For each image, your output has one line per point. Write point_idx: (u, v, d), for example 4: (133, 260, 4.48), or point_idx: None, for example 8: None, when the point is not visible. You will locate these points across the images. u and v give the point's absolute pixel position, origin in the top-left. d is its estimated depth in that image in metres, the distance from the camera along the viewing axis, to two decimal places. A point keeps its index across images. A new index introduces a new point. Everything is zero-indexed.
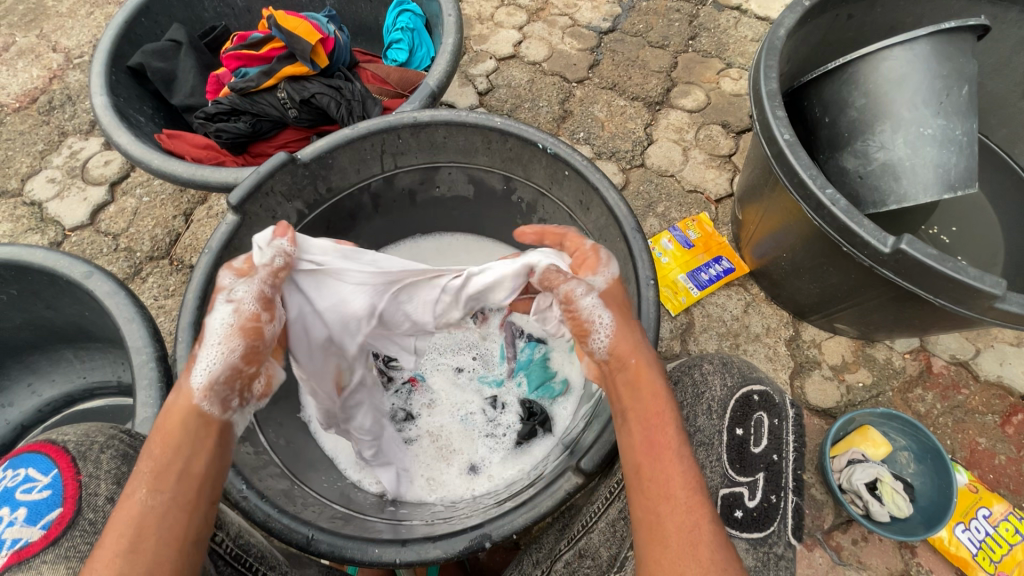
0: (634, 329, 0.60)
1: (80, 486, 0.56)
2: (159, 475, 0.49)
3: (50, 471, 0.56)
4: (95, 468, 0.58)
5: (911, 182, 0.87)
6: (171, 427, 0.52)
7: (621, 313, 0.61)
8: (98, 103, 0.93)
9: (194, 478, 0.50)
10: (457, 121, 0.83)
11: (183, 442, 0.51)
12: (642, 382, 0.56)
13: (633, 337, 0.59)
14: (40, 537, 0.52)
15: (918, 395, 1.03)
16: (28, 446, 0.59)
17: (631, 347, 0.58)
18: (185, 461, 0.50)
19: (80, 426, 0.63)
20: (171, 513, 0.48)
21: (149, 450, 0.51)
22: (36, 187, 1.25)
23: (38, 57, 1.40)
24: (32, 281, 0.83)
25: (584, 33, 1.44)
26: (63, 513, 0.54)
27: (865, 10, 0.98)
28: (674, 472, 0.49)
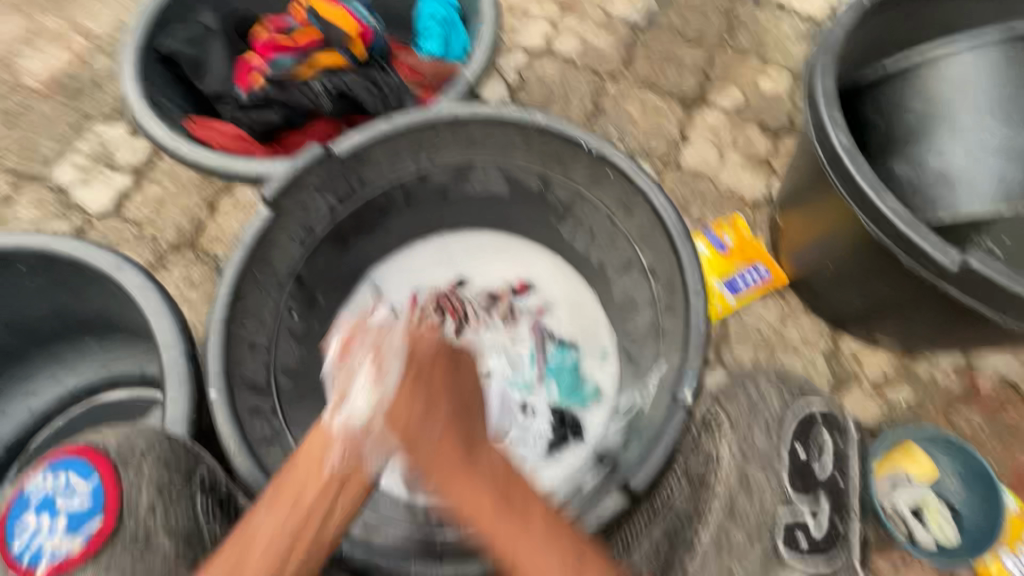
0: (421, 412, 0.52)
1: (120, 497, 0.54)
2: (276, 498, 0.47)
3: (90, 479, 0.53)
4: (136, 476, 0.55)
5: (967, 194, 0.81)
6: (304, 453, 0.50)
7: (420, 399, 0.53)
8: (129, 92, 0.95)
9: (307, 505, 0.47)
10: (497, 118, 0.81)
11: (308, 470, 0.49)
12: (446, 455, 0.49)
13: (429, 421, 0.52)
14: (80, 550, 0.51)
15: (963, 414, 0.99)
16: (71, 445, 0.57)
17: (412, 427, 0.51)
18: (301, 490, 0.47)
19: (121, 428, 0.60)
20: (277, 542, 0.45)
21: (287, 466, 0.50)
22: (61, 172, 1.24)
23: (65, 41, 1.39)
24: (61, 270, 0.81)
25: (618, 27, 1.40)
26: (103, 524, 0.52)
27: (924, 9, 0.93)
28: (535, 559, 0.43)
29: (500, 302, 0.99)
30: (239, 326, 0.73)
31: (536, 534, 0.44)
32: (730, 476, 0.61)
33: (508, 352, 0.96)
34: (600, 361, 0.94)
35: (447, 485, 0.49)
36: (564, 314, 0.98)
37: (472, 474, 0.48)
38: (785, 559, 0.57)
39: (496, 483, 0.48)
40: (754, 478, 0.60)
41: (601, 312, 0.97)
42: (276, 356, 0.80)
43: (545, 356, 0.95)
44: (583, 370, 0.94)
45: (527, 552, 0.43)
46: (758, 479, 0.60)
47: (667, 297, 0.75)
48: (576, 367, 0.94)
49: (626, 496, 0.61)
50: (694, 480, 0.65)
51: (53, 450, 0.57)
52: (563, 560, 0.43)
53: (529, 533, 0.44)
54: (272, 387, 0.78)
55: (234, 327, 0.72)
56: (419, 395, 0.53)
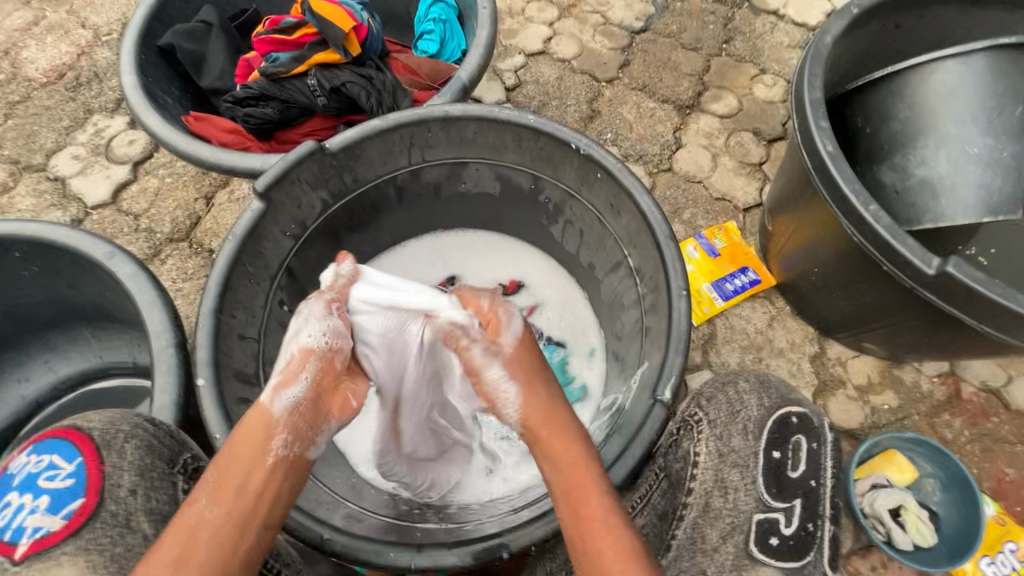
0: (539, 384, 0.60)
1: (104, 476, 0.55)
2: (220, 488, 0.50)
3: (75, 459, 0.55)
4: (118, 458, 0.56)
5: (949, 201, 0.84)
6: (244, 440, 0.53)
7: (534, 374, 0.61)
8: (126, 83, 0.93)
9: (253, 492, 0.51)
10: (488, 117, 0.81)
11: (247, 460, 0.52)
12: (552, 420, 0.57)
13: (542, 388, 0.60)
14: (62, 527, 0.51)
15: (945, 420, 1.00)
16: (54, 430, 0.58)
17: (529, 391, 0.59)
18: (244, 477, 0.51)
19: (105, 412, 0.61)
20: (226, 529, 0.49)
21: (219, 463, 0.52)
22: (60, 162, 1.25)
23: (67, 33, 1.40)
24: (56, 259, 0.83)
25: (615, 31, 1.41)
26: (85, 503, 0.53)
27: (914, 20, 0.94)
28: (609, 520, 0.50)
29: None
30: (230, 317, 0.74)
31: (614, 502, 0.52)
32: (707, 475, 0.62)
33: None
34: (588, 360, 0.95)
35: (547, 443, 0.56)
36: (553, 313, 0.99)
37: (567, 438, 0.56)
38: (756, 559, 0.56)
39: (585, 452, 0.55)
40: (730, 478, 0.61)
41: (591, 313, 0.98)
42: (265, 347, 0.81)
43: None
44: (571, 368, 0.95)
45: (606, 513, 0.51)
46: (734, 480, 0.61)
47: (652, 297, 0.76)
48: (563, 365, 0.95)
49: None
50: (674, 481, 0.67)
51: (35, 436, 0.57)
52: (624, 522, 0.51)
53: (605, 497, 0.52)
54: (261, 378, 0.79)
55: (224, 318, 0.72)
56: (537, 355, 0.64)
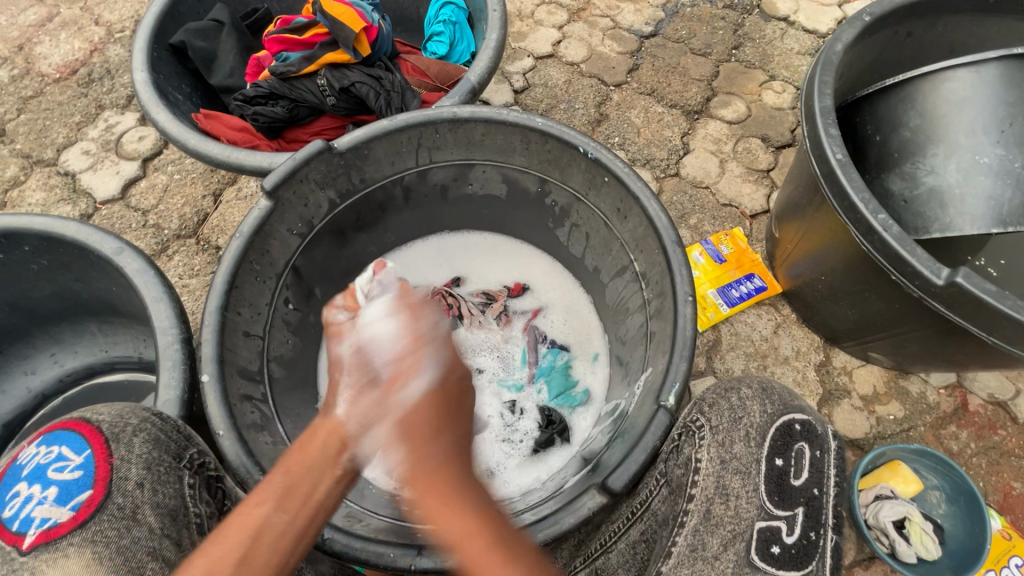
0: (435, 428, 0.47)
1: (111, 469, 0.55)
2: (288, 493, 0.46)
3: (84, 451, 0.55)
4: (126, 451, 0.57)
5: (958, 212, 0.83)
6: (312, 446, 0.49)
7: (436, 419, 0.48)
8: (138, 80, 0.94)
9: (318, 504, 0.47)
10: (496, 119, 0.81)
11: (315, 465, 0.48)
12: (441, 487, 0.44)
13: (439, 439, 0.47)
14: (69, 519, 0.51)
15: (952, 432, 0.99)
16: (64, 421, 0.59)
17: (420, 445, 0.46)
18: (315, 485, 0.47)
19: (115, 404, 0.62)
20: (288, 539, 0.45)
21: (288, 458, 0.49)
22: (71, 157, 1.26)
23: (80, 29, 1.41)
24: (65, 253, 0.83)
25: (625, 35, 1.41)
26: (93, 495, 0.53)
27: (926, 28, 0.94)
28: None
29: (495, 302, 1.00)
30: (235, 315, 0.74)
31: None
32: (709, 482, 0.61)
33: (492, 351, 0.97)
34: (591, 364, 0.95)
35: (435, 517, 0.43)
36: (557, 317, 0.99)
37: (454, 504, 0.43)
38: (757, 566, 0.57)
39: (481, 524, 0.43)
40: (731, 486, 0.61)
41: (595, 317, 0.98)
42: (269, 345, 0.81)
43: (538, 358, 0.96)
44: (573, 372, 0.95)
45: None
46: (735, 487, 0.61)
47: (657, 303, 0.76)
48: (567, 369, 0.95)
49: (605, 495, 0.62)
50: (675, 487, 0.65)
51: (42, 428, 0.58)
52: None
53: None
54: (265, 376, 0.79)
55: (230, 316, 0.72)
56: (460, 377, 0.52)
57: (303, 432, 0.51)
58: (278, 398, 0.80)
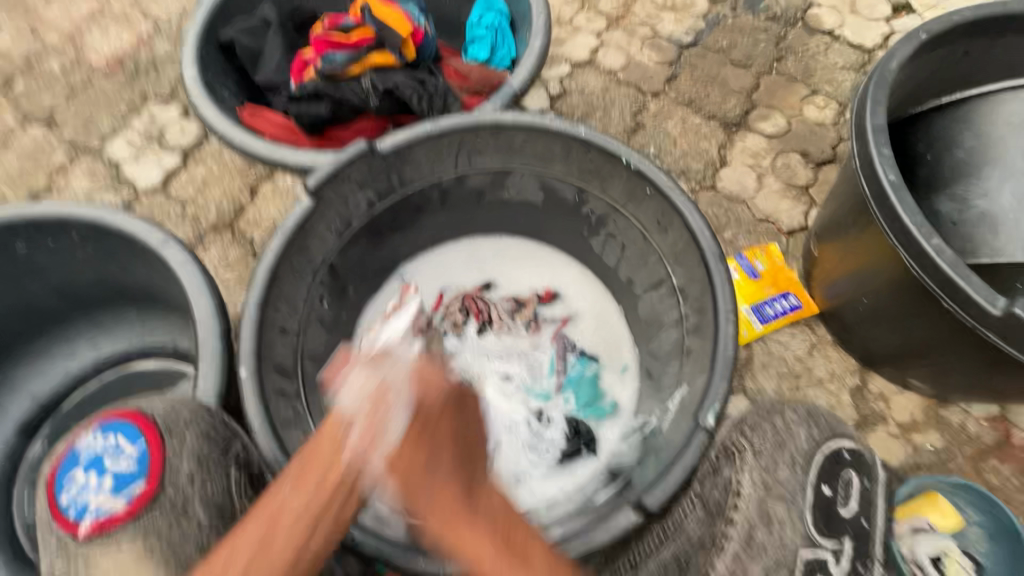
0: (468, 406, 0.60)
1: (165, 461, 0.56)
2: (301, 476, 0.50)
3: (139, 441, 0.56)
4: (179, 445, 0.58)
5: (1009, 237, 0.79)
6: (317, 451, 0.52)
7: (431, 441, 0.53)
8: (187, 76, 0.99)
9: (329, 495, 0.50)
10: (539, 127, 0.82)
11: (332, 450, 0.52)
12: (448, 512, 0.49)
13: (436, 475, 0.52)
14: (123, 509, 0.52)
15: (993, 466, 0.96)
16: (121, 410, 0.59)
17: (419, 473, 0.51)
18: (324, 472, 0.50)
19: (167, 399, 0.63)
20: (303, 521, 0.48)
21: (301, 457, 0.52)
22: (115, 147, 1.30)
23: (129, 22, 1.45)
24: (110, 243, 0.85)
25: (664, 45, 1.39)
26: (145, 488, 0.53)
27: (985, 48, 0.91)
28: None
29: (525, 308, 0.99)
30: (273, 310, 0.75)
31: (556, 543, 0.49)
32: (751, 508, 0.60)
33: (515, 356, 0.96)
34: (620, 376, 0.93)
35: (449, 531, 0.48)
36: (587, 326, 0.98)
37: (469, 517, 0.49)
38: None
39: (493, 540, 0.47)
40: (775, 511, 0.59)
41: (626, 328, 0.96)
42: (304, 342, 0.82)
43: (566, 366, 0.95)
44: (602, 384, 0.94)
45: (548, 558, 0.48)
46: (779, 513, 0.59)
47: (696, 318, 0.76)
48: (595, 380, 0.94)
49: (640, 514, 0.62)
50: (713, 509, 0.64)
51: (101, 413, 0.58)
52: None
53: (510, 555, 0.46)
54: (298, 372, 0.80)
55: (268, 311, 0.74)
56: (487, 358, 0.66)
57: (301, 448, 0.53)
58: (311, 394, 0.81)
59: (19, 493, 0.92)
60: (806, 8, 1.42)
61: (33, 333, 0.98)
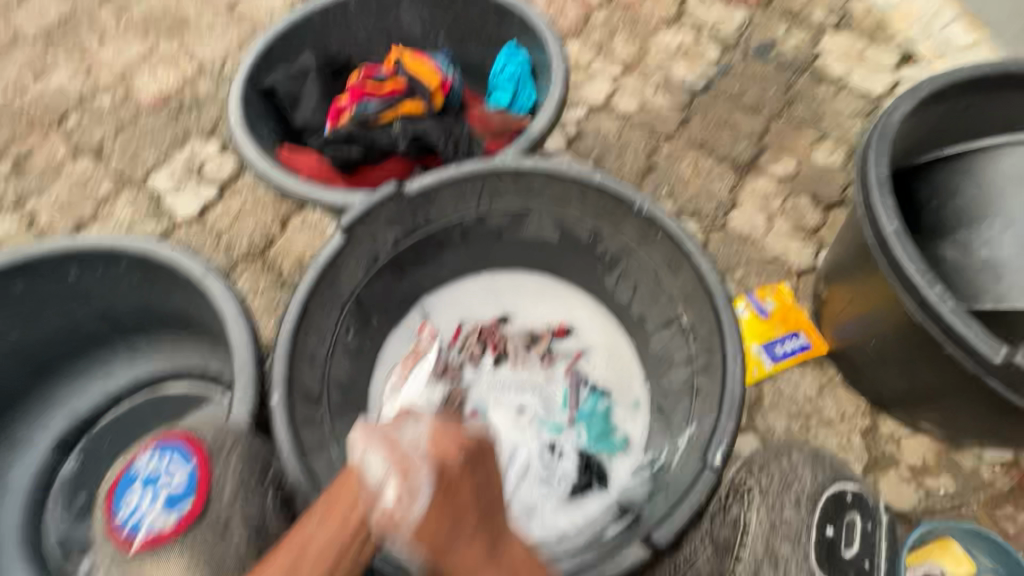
0: (482, 486, 0.54)
1: (210, 482, 0.62)
2: (329, 512, 0.53)
3: (188, 465, 0.63)
4: (224, 465, 0.63)
5: (1013, 284, 0.81)
6: (338, 502, 0.54)
7: (452, 508, 0.52)
8: (233, 114, 1.09)
9: (357, 526, 0.53)
10: (557, 173, 0.88)
11: (349, 497, 0.54)
12: (475, 573, 0.50)
13: (463, 535, 0.52)
14: (171, 526, 0.60)
15: (1007, 513, 0.95)
16: (175, 432, 0.67)
17: (445, 541, 0.51)
18: (349, 507, 0.53)
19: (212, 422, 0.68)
20: (327, 556, 0.51)
21: (328, 493, 0.56)
22: (158, 179, 1.39)
23: (176, 64, 1.56)
24: (155, 273, 0.92)
25: (678, 90, 1.46)
26: (192, 507, 0.61)
27: (985, 103, 0.95)
28: None
29: (540, 342, 1.03)
30: (304, 340, 0.80)
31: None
32: (756, 543, 0.70)
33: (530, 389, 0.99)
34: (632, 412, 0.96)
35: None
36: (599, 361, 1.01)
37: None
38: None
39: None
40: (778, 548, 0.69)
41: (637, 363, 0.99)
42: (330, 370, 0.86)
43: (578, 401, 0.98)
44: (613, 418, 0.96)
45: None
46: (784, 551, 0.69)
47: (704, 357, 0.79)
48: (607, 416, 0.96)
49: (649, 547, 0.65)
50: (722, 543, 0.72)
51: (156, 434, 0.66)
52: None
53: None
54: (324, 399, 0.84)
55: (300, 340, 0.79)
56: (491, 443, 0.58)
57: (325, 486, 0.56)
58: (334, 421, 0.85)
59: (53, 508, 0.96)
60: (814, 57, 1.48)
61: (75, 355, 1.04)
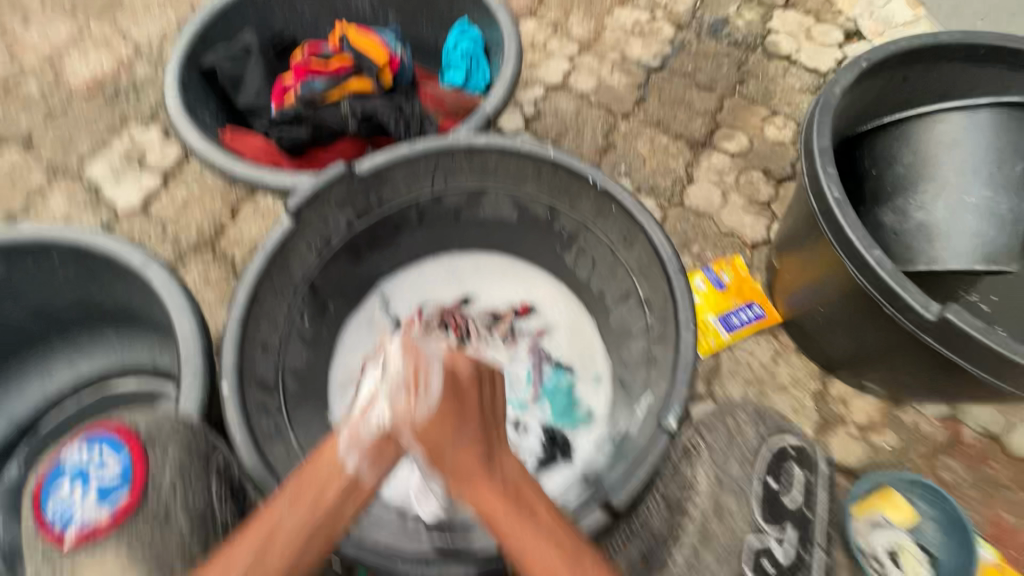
0: (456, 423, 0.62)
1: (147, 474, 0.59)
2: (297, 497, 0.57)
3: (122, 456, 0.59)
4: (161, 458, 0.61)
5: (944, 246, 0.86)
6: (309, 486, 0.58)
7: (455, 410, 0.63)
8: (170, 102, 1.04)
9: (327, 503, 0.57)
10: (511, 150, 0.87)
11: (323, 476, 0.59)
12: (464, 475, 0.58)
13: (458, 435, 0.60)
14: (108, 520, 0.56)
15: (946, 463, 1.01)
16: (103, 424, 0.63)
17: (443, 443, 0.60)
18: (318, 491, 0.58)
19: (150, 412, 0.66)
20: (296, 537, 0.55)
21: (299, 476, 0.60)
22: (95, 169, 1.31)
23: (109, 47, 1.47)
24: (94, 264, 0.87)
25: (633, 69, 1.46)
26: (129, 499, 0.57)
27: (921, 74, 0.99)
28: (530, 541, 0.53)
29: (502, 322, 1.02)
30: (255, 327, 0.78)
31: (533, 520, 0.54)
32: (706, 501, 0.75)
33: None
34: (595, 386, 0.97)
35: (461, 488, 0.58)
36: (562, 338, 1.02)
37: (487, 478, 0.56)
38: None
39: (500, 498, 0.55)
40: (726, 503, 0.74)
41: (599, 339, 1.00)
42: (284, 357, 0.84)
43: (541, 378, 0.98)
44: (577, 393, 0.97)
45: (527, 533, 0.53)
46: (731, 506, 0.74)
47: (660, 328, 0.81)
48: (571, 390, 0.97)
49: (608, 511, 0.66)
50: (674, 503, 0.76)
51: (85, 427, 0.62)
52: (558, 547, 0.52)
53: (516, 497, 0.55)
54: (279, 387, 0.82)
55: (250, 328, 0.76)
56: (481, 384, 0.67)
57: (299, 468, 0.61)
58: (292, 409, 0.83)
59: None
60: (765, 34, 1.50)
61: (10, 355, 0.98)
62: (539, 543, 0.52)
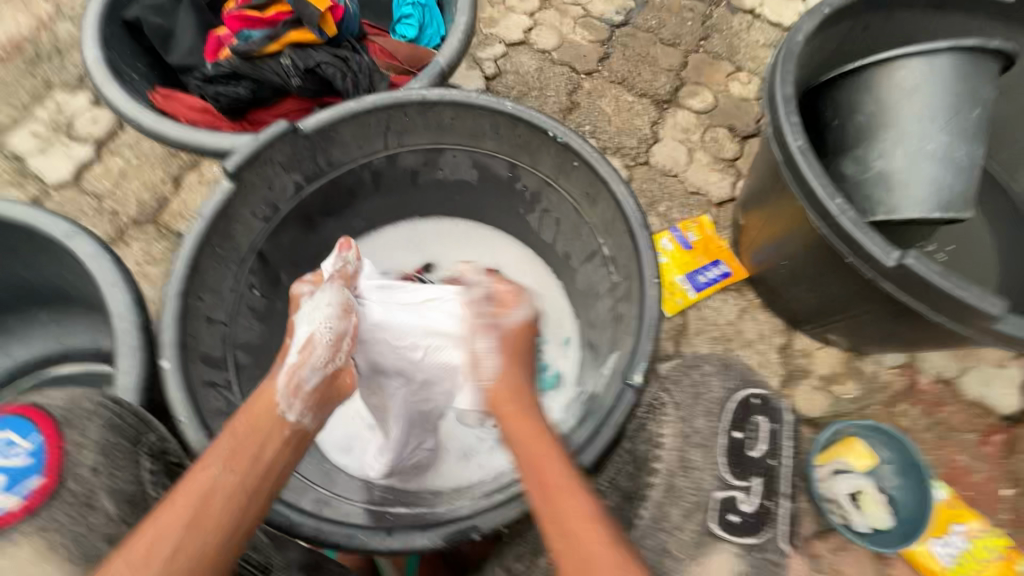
0: (524, 361, 0.67)
1: (63, 454, 0.57)
2: (233, 457, 0.54)
3: (34, 437, 0.57)
4: (80, 436, 0.58)
5: (902, 195, 0.86)
6: (246, 445, 0.55)
7: (524, 346, 0.68)
8: (91, 59, 0.93)
9: (267, 458, 0.55)
10: (465, 103, 0.81)
11: (260, 431, 0.57)
12: (517, 410, 0.62)
13: (518, 371, 0.66)
14: (18, 506, 0.53)
15: (903, 409, 1.04)
16: (11, 405, 0.59)
17: (511, 367, 0.66)
18: (257, 447, 0.55)
19: (67, 390, 0.63)
20: (238, 494, 0.52)
21: (233, 432, 0.56)
22: (18, 139, 1.20)
23: (26, 4, 1.33)
24: (13, 239, 0.79)
25: (596, 24, 1.41)
26: (43, 482, 0.55)
27: (883, 22, 0.97)
28: (564, 485, 0.55)
29: None
30: (197, 300, 0.72)
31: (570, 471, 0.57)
32: None
33: (427, 316, 0.75)
34: (563, 348, 0.96)
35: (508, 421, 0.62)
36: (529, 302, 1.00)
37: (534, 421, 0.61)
38: None
39: (546, 439, 0.60)
40: None
41: (567, 301, 0.98)
42: (233, 331, 0.79)
43: None
44: (544, 355, 0.96)
45: (563, 475, 0.56)
46: None
47: (625, 285, 0.79)
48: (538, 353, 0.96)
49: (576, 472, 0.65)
50: None
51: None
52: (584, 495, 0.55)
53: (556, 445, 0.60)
54: (229, 362, 0.78)
55: (191, 300, 0.71)
56: (531, 341, 0.70)
57: (232, 421, 0.58)
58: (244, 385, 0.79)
59: None
60: None
61: None
62: (569, 484, 0.56)
